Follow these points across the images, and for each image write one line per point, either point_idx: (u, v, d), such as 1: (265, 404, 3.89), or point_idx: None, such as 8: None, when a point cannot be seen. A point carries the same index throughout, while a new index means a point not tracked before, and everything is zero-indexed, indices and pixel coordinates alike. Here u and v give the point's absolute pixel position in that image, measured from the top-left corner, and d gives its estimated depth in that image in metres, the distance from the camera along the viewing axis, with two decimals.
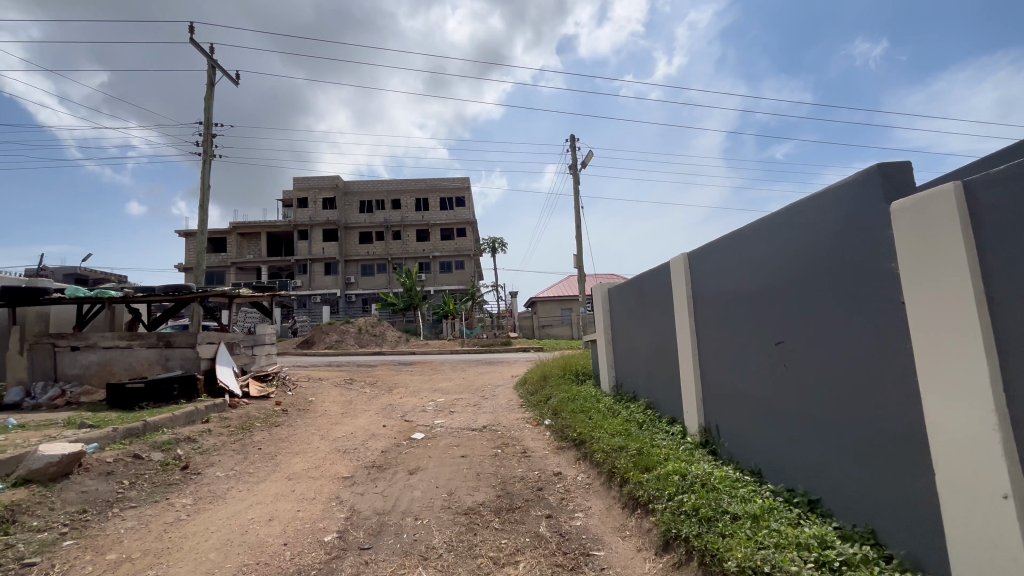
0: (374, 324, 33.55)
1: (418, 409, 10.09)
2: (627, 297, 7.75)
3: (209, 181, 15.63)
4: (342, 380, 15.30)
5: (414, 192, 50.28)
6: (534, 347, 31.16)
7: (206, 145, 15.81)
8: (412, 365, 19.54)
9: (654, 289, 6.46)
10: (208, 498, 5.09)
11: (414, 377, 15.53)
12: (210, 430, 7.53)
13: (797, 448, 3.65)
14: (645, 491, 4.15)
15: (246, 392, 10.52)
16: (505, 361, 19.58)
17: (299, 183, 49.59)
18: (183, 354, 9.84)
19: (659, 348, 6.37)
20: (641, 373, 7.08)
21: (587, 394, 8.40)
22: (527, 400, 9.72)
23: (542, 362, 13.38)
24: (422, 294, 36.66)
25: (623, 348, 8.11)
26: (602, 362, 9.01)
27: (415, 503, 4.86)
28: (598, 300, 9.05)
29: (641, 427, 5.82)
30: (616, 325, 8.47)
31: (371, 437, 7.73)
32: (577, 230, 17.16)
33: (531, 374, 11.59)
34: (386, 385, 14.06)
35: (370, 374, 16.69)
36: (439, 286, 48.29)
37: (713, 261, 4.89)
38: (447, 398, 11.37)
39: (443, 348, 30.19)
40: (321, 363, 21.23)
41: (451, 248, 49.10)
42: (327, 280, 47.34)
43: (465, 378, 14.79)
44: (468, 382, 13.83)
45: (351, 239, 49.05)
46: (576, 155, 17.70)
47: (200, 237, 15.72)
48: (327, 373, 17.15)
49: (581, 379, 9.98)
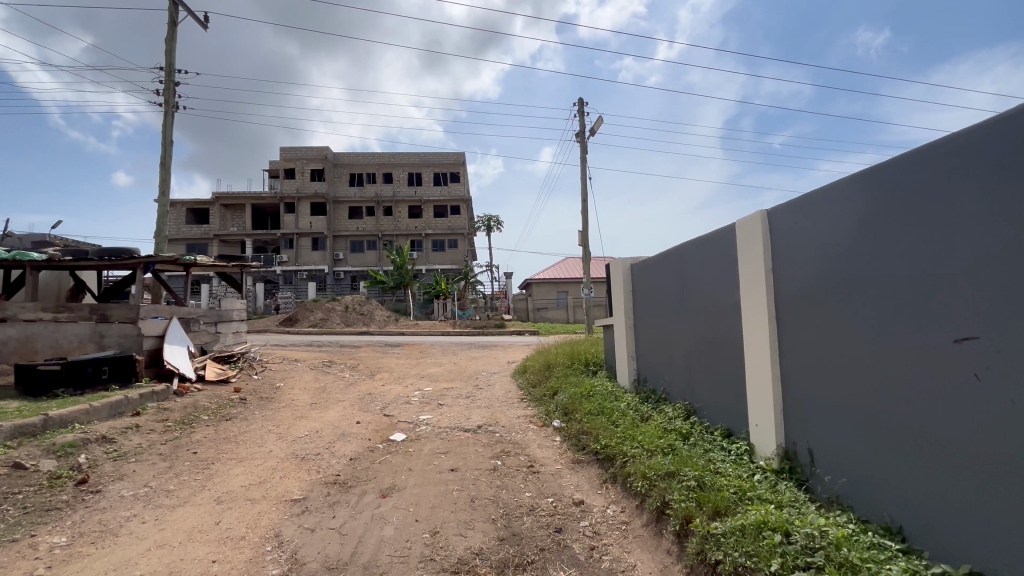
0: (362, 303, 31.95)
1: (401, 401, 8.64)
2: (657, 275, 6.38)
3: (171, 134, 13.85)
4: (321, 363, 13.84)
5: (407, 167, 48.17)
6: (528, 330, 29.90)
7: (168, 94, 13.96)
8: (399, 347, 18.05)
9: (699, 263, 5.09)
10: (93, 535, 3.64)
11: (400, 361, 14.10)
12: (137, 426, 6.05)
13: (996, 505, 2.29)
14: (728, 556, 2.78)
15: (200, 376, 9.03)
16: (500, 346, 18.20)
17: (286, 153, 47.21)
18: (121, 332, 8.34)
19: (703, 338, 5.02)
20: (675, 369, 5.74)
21: (602, 390, 7.00)
22: (529, 393, 8.31)
23: (543, 348, 11.94)
24: (413, 273, 35.02)
25: (650, 337, 6.73)
26: (620, 352, 7.63)
27: (384, 552, 3.45)
28: (616, 279, 7.64)
29: (685, 443, 4.45)
30: (640, 309, 7.09)
31: (340, 438, 6.28)
32: (583, 203, 15.62)
33: (532, 362, 10.19)
34: (368, 370, 12.61)
35: (352, 356, 15.20)
36: (431, 266, 46.63)
37: (811, 222, 3.53)
38: (436, 387, 9.94)
39: (434, 329, 28.81)
40: (301, 343, 19.67)
41: (444, 225, 47.28)
42: (315, 256, 45.51)
43: (457, 363, 13.38)
44: (460, 368, 12.41)
45: (340, 214, 47.12)
46: (584, 122, 16.09)
47: (160, 199, 13.94)
48: (305, 354, 15.64)
49: (592, 369, 8.58)
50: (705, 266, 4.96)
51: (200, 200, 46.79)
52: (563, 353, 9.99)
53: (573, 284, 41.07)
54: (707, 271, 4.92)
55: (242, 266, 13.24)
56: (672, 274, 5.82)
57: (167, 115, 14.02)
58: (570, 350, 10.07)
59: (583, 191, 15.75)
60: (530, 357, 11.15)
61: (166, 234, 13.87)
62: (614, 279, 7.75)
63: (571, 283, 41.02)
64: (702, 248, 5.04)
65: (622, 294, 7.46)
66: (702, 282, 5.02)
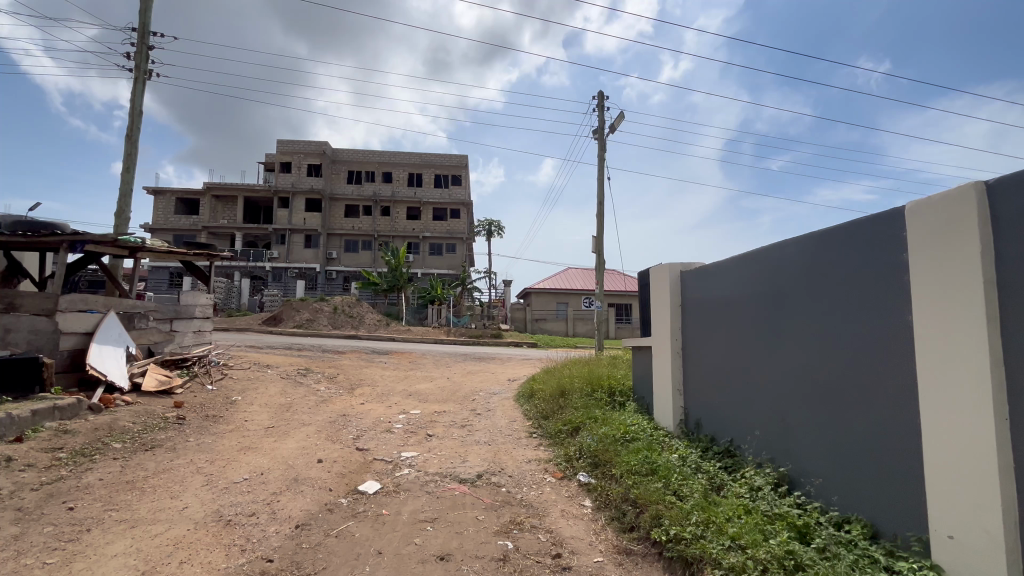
0: (352, 305, 30.19)
1: (380, 429, 6.98)
2: (721, 285, 4.90)
3: (140, 104, 12.24)
4: (295, 371, 12.12)
5: (407, 167, 46.75)
6: (527, 342, 28.31)
7: (140, 58, 12.38)
8: (386, 356, 16.35)
9: (806, 268, 3.60)
10: None
11: (386, 373, 12.41)
12: (9, 460, 4.38)
13: None
14: None
15: (136, 385, 7.36)
16: (499, 360, 16.55)
17: (283, 146, 45.61)
18: (33, 327, 6.72)
19: (810, 375, 3.50)
20: (752, 413, 4.19)
21: (640, 433, 5.41)
22: (540, 428, 6.68)
23: (551, 367, 10.31)
24: (408, 276, 33.40)
25: (706, 366, 5.19)
26: (659, 382, 6.06)
27: None
28: (658, 291, 6.11)
29: (807, 547, 2.85)
30: (691, 329, 5.54)
31: (290, 487, 4.61)
32: (600, 206, 14.12)
33: (541, 386, 8.60)
34: (348, 382, 10.92)
35: (333, 364, 13.51)
36: (427, 269, 45.01)
37: None
38: (425, 410, 8.27)
39: (427, 336, 27.19)
40: (279, 346, 17.88)
41: (443, 229, 45.77)
42: (307, 253, 43.79)
43: (451, 379, 11.71)
44: (454, 386, 10.74)
45: (336, 211, 45.53)
46: (603, 117, 14.66)
47: (123, 176, 12.27)
48: (280, 360, 13.90)
49: (618, 401, 6.97)
50: (819, 270, 3.47)
51: (190, 190, 44.93)
52: (579, 376, 8.42)
53: (574, 295, 39.60)
54: (823, 279, 3.42)
55: (210, 256, 11.57)
56: (752, 283, 4.32)
57: (137, 83, 12.40)
58: (587, 373, 8.51)
59: (599, 193, 14.21)
60: (536, 378, 9.57)
61: (127, 216, 12.18)
62: (654, 291, 6.21)
63: (572, 294, 39.56)
64: (813, 247, 3.56)
65: (665, 308, 5.91)
66: (813, 295, 3.53)
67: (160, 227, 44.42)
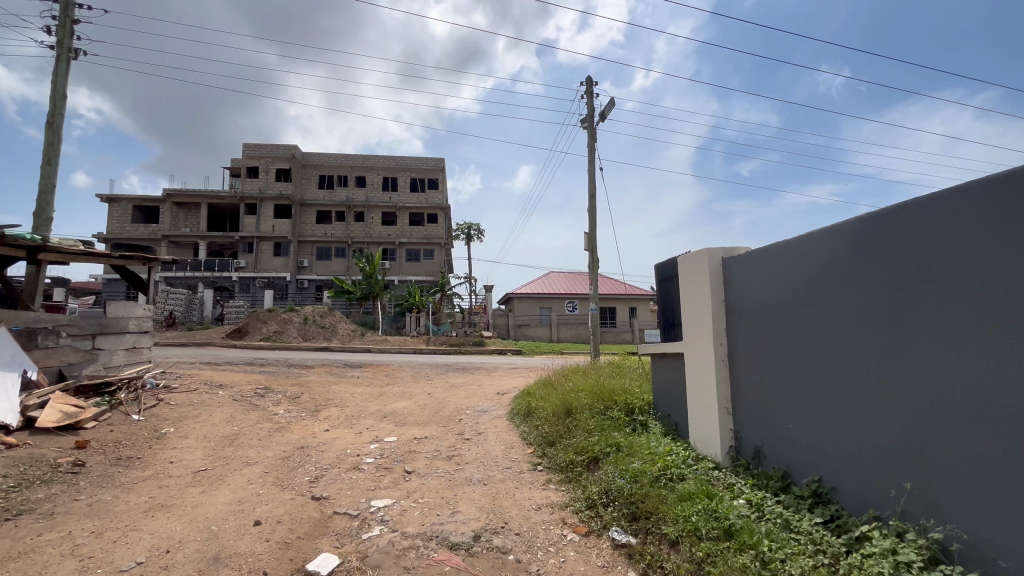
0: (324, 314, 28.38)
1: (346, 466, 5.58)
2: (794, 271, 3.86)
3: (63, 88, 10.55)
4: (252, 391, 10.52)
5: (382, 171, 45.07)
6: (511, 349, 27.01)
7: (63, 35, 10.70)
8: (360, 370, 14.82)
9: (963, 247, 2.63)
10: None
11: (358, 390, 10.92)
12: None
13: None
14: None
15: (30, 421, 5.78)
16: (486, 371, 15.17)
17: (249, 150, 43.40)
18: None
19: (988, 389, 2.47)
20: (865, 441, 3.12)
21: (683, 466, 4.20)
22: (547, 460, 5.38)
23: (548, 380, 9.03)
24: (384, 283, 31.80)
25: (765, 377, 4.07)
26: (692, 398, 4.90)
27: None
28: (689, 286, 4.96)
29: None
30: (738, 330, 4.42)
31: (204, 573, 3.22)
32: (592, 200, 12.99)
33: (541, 401, 7.34)
34: (313, 403, 9.42)
35: (297, 382, 11.94)
36: (405, 276, 43.35)
37: None
38: (403, 436, 6.89)
39: (405, 346, 25.62)
40: (240, 361, 16.12)
41: (420, 234, 44.21)
42: (276, 262, 41.55)
43: (432, 395, 10.27)
44: (437, 403, 9.34)
45: (307, 217, 43.48)
46: (593, 104, 13.55)
47: (44, 170, 10.54)
48: (237, 377, 12.25)
49: (638, 420, 5.74)
50: (998, 243, 2.47)
51: (148, 197, 42.22)
52: (586, 388, 7.21)
53: (557, 299, 38.54)
54: (1000, 258, 2.45)
55: (148, 260, 9.93)
56: (857, 267, 3.30)
57: (61, 62, 10.70)
58: (594, 384, 7.30)
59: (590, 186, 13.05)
60: (533, 392, 8.31)
61: (49, 215, 10.44)
62: (684, 284, 5.08)
63: (555, 298, 38.53)
64: (972, 217, 2.60)
65: (701, 305, 4.75)
66: (982, 276, 2.52)
67: (116, 236, 41.56)
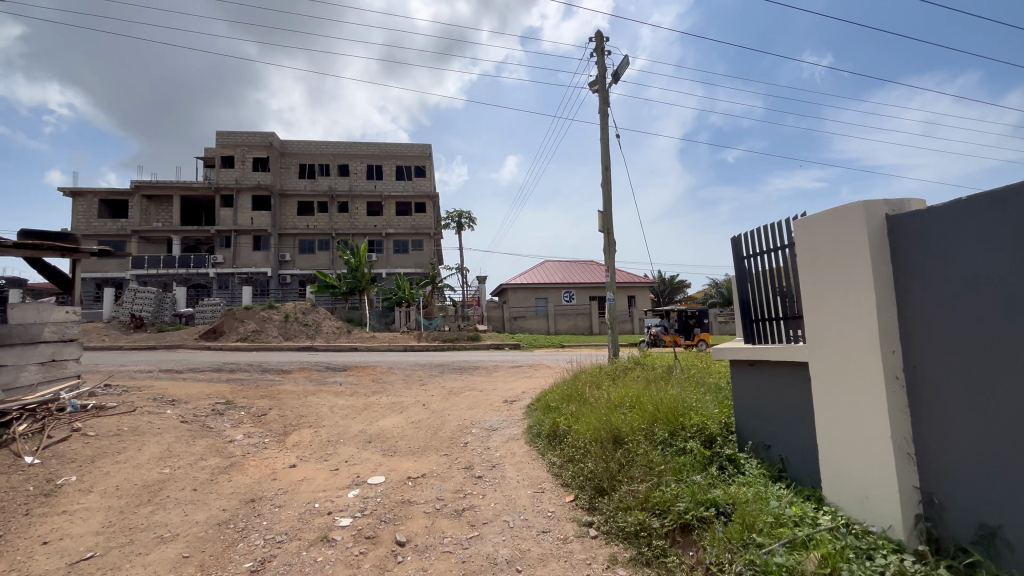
0: (307, 311, 26.40)
1: (310, 536, 3.83)
2: None
3: None
4: (209, 408, 8.68)
5: (365, 158, 42.84)
6: (509, 343, 25.40)
7: None
8: (344, 374, 13.05)
9: None
10: None
11: (340, 402, 9.17)
12: None
13: None
14: None
15: None
16: (487, 372, 13.52)
17: (222, 138, 40.75)
18: None
19: None
20: None
21: (857, 556, 2.58)
22: (607, 522, 3.74)
23: (569, 389, 7.37)
24: (371, 276, 29.87)
25: (999, 413, 2.38)
26: (830, 434, 3.23)
27: None
28: (821, 263, 3.28)
29: None
30: (920, 331, 2.75)
31: None
32: (605, 175, 11.28)
33: (572, 418, 5.73)
34: (282, 423, 7.64)
35: (268, 393, 10.14)
36: (392, 269, 41.39)
37: None
38: (393, 475, 5.15)
39: (395, 343, 23.88)
40: (206, 367, 14.18)
41: (408, 224, 42.31)
42: (256, 257, 39.27)
43: (428, 407, 8.54)
44: (435, 419, 7.62)
45: (288, 209, 41.19)
46: (604, 64, 11.80)
47: None
48: (197, 389, 10.38)
49: (721, 451, 4.15)
50: None
51: (116, 190, 39.46)
52: (630, 401, 5.62)
53: (553, 289, 36.96)
54: None
55: (69, 253, 7.99)
56: None
57: None
58: (639, 394, 5.73)
59: (604, 158, 11.30)
60: (554, 404, 6.72)
61: None
62: (805, 263, 3.44)
63: (551, 289, 36.94)
64: None
65: (850, 291, 3.05)
66: None
67: (82, 232, 38.79)
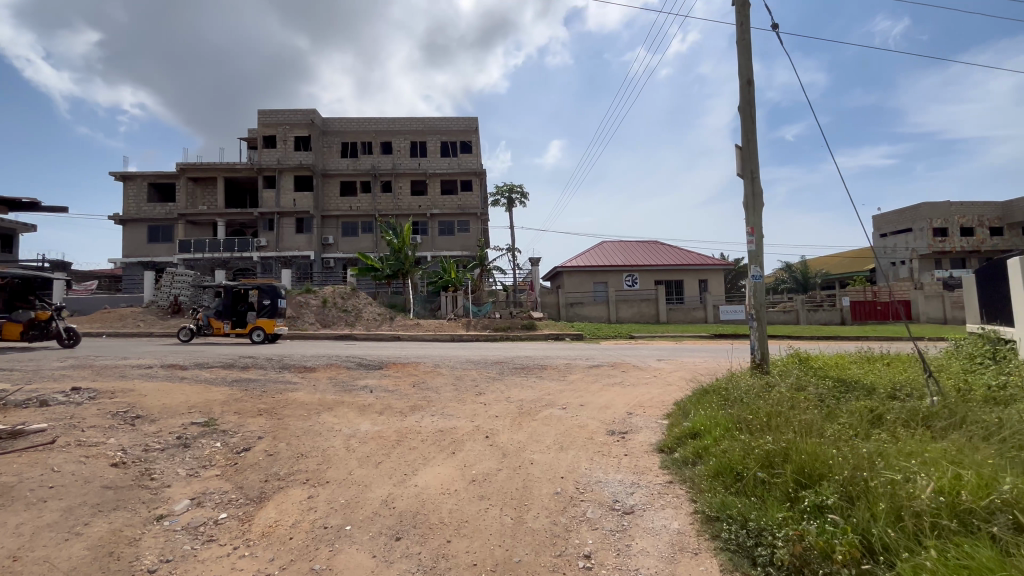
0: (346, 296, 24.07)
1: None
2: None
3: None
4: (178, 435, 5.92)
5: (408, 134, 40.21)
6: (569, 333, 22.20)
7: None
8: (379, 374, 10.22)
9: None
10: None
11: (363, 427, 6.17)
12: None
13: None
14: None
15: None
16: (561, 375, 10.25)
17: (263, 117, 39.11)
18: None
19: None
20: None
21: None
22: None
23: (761, 437, 3.97)
24: (415, 258, 27.28)
25: None
26: None
27: None
28: None
29: None
30: None
31: None
32: (748, 93, 7.57)
33: (868, 536, 2.51)
34: (266, 473, 4.70)
35: (272, 406, 7.35)
36: (438, 252, 38.90)
37: None
38: None
39: (441, 331, 21.21)
40: (219, 361, 11.75)
41: (454, 204, 39.59)
42: (299, 240, 37.86)
43: (494, 447, 5.36)
44: (513, 479, 4.42)
45: (330, 189, 39.37)
46: None
47: None
48: (186, 397, 7.76)
49: None
50: None
51: (163, 173, 38.89)
52: None
53: (613, 272, 33.17)
54: None
55: None
56: None
57: None
58: None
59: (746, 67, 7.57)
60: (757, 470, 3.46)
61: None
62: None
63: (612, 272, 33.18)
64: None
65: None
66: None
67: (132, 217, 38.57)
